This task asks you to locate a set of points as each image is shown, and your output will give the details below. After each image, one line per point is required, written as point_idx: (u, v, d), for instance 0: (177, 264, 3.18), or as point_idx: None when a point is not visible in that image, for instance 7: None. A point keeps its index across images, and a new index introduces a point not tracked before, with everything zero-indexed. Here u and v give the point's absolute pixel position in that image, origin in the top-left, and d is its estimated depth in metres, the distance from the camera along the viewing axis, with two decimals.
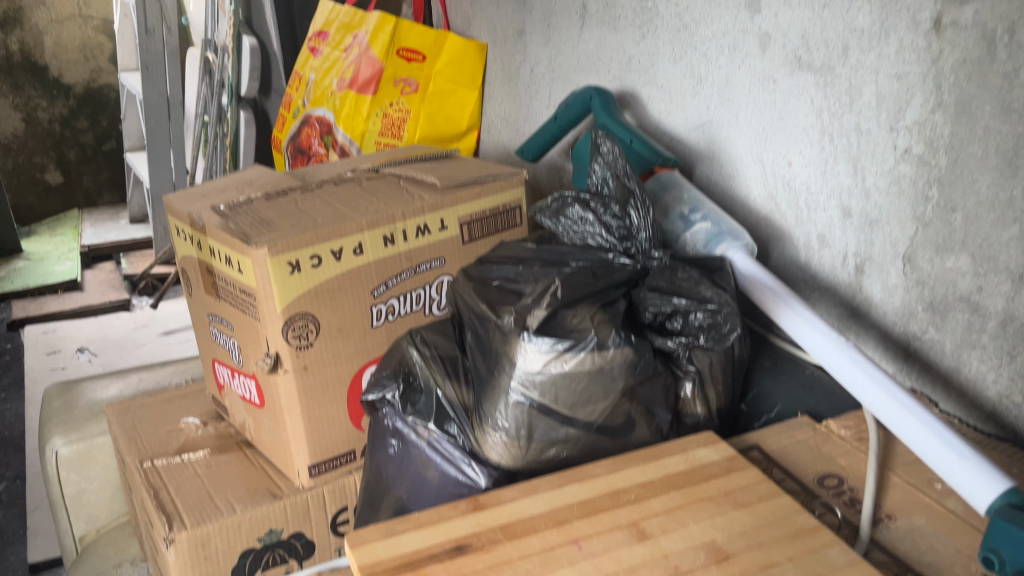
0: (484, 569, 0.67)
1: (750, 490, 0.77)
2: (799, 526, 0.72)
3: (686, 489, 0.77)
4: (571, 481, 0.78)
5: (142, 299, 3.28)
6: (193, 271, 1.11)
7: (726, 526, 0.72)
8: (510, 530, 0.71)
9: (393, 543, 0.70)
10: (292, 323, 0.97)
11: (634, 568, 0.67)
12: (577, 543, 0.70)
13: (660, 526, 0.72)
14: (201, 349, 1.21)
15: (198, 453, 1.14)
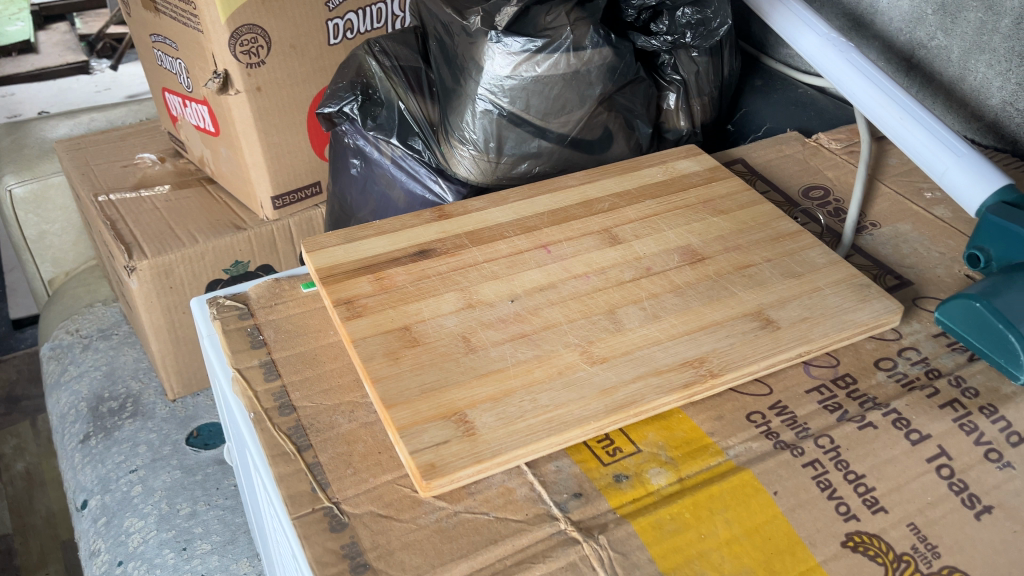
0: (448, 270, 0.64)
1: (731, 199, 0.72)
2: (780, 230, 0.68)
3: (664, 198, 0.72)
4: (543, 191, 0.73)
5: (100, 62, 2.97)
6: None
7: (702, 230, 0.68)
8: (477, 236, 0.68)
9: (354, 247, 0.66)
10: (239, 35, 0.88)
11: (605, 269, 0.64)
12: (546, 247, 0.66)
13: (634, 231, 0.68)
14: (149, 78, 1.11)
15: (156, 188, 1.08)
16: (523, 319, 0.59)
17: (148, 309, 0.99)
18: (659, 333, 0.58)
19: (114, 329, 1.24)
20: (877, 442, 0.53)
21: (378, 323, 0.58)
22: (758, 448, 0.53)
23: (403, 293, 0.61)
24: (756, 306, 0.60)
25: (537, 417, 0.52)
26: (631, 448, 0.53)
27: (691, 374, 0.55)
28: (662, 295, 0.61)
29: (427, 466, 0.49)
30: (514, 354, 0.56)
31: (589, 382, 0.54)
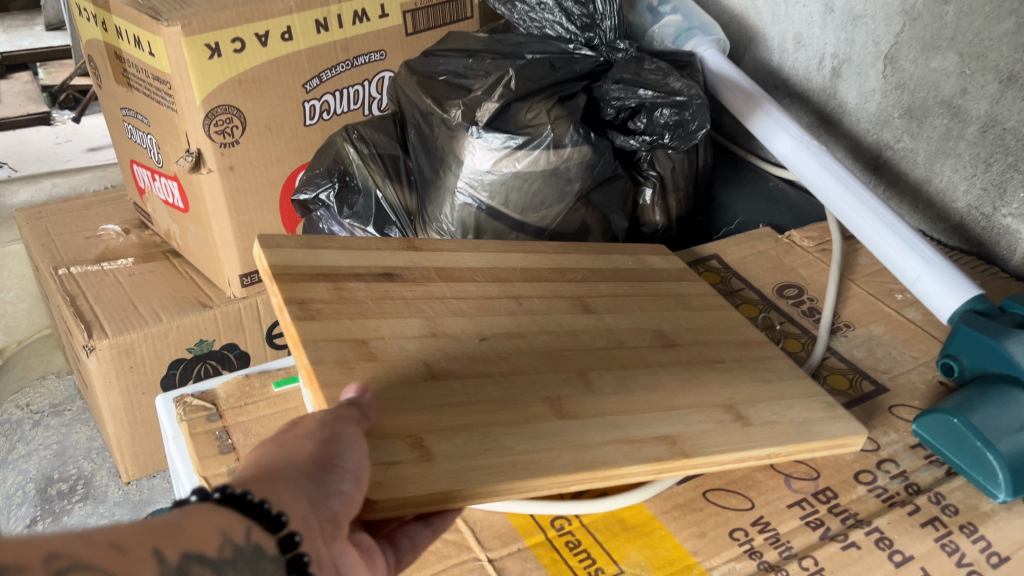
0: (412, 294, 0.56)
1: (708, 296, 0.70)
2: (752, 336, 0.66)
3: (635, 283, 0.69)
4: (516, 247, 0.68)
5: (63, 113, 2.93)
6: (100, 55, 0.98)
7: (671, 319, 0.65)
8: (446, 273, 0.61)
9: (308, 254, 0.57)
10: (214, 116, 0.87)
11: (577, 333, 0.59)
12: (517, 299, 0.61)
13: (606, 304, 0.64)
14: (117, 150, 1.09)
15: (120, 262, 1.05)
16: (491, 359, 0.53)
17: (105, 389, 0.97)
18: (635, 404, 0.53)
19: (67, 405, 1.22)
20: (860, 564, 0.52)
21: (331, 330, 0.50)
22: (741, 569, 0.52)
23: (362, 306, 0.53)
24: (726, 399, 0.56)
25: (500, 460, 0.45)
26: (612, 568, 0.52)
27: (665, 448, 0.50)
28: (633, 369, 0.56)
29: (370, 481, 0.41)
30: (481, 392, 0.49)
31: (566, 435, 0.48)
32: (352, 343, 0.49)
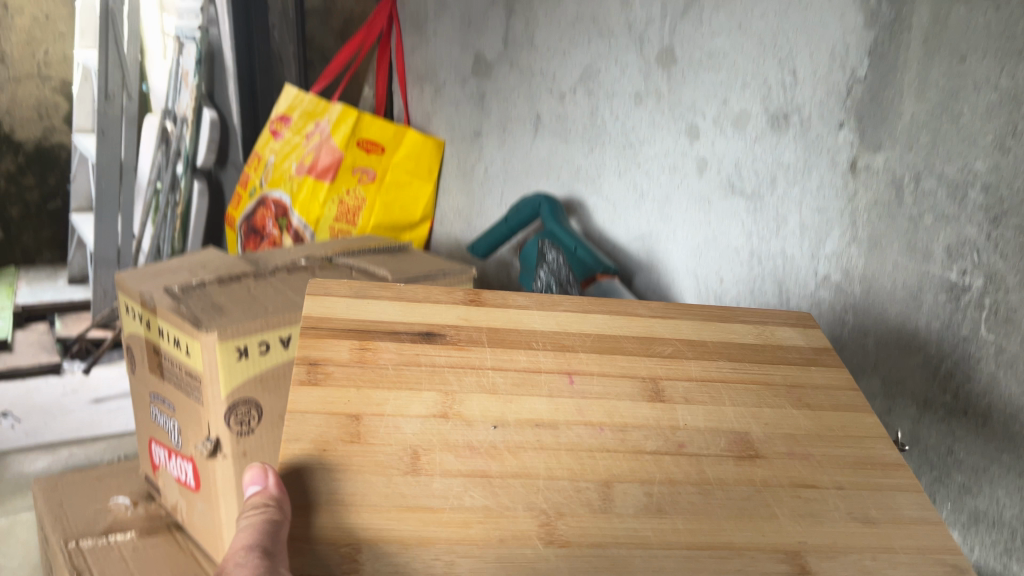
0: (430, 372, 0.67)
1: (823, 395, 0.73)
2: (872, 457, 0.67)
3: (739, 366, 0.74)
4: (601, 311, 0.78)
5: (74, 363, 3.02)
6: (140, 347, 1.12)
7: (759, 416, 0.69)
8: (501, 337, 0.72)
9: (351, 312, 0.72)
10: (236, 409, 0.99)
11: (625, 429, 0.65)
12: (569, 376, 0.69)
13: (682, 393, 0.70)
14: (137, 428, 1.20)
15: (124, 535, 1.13)
16: (496, 456, 0.61)
17: None
18: (652, 536, 0.57)
19: None
20: None
21: (330, 400, 0.62)
22: None
23: (381, 373, 0.66)
24: (794, 546, 0.58)
25: (434, 574, 0.53)
26: None
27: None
28: (679, 484, 0.62)
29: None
30: (465, 497, 0.57)
31: (533, 568, 0.54)
32: (345, 418, 0.61)
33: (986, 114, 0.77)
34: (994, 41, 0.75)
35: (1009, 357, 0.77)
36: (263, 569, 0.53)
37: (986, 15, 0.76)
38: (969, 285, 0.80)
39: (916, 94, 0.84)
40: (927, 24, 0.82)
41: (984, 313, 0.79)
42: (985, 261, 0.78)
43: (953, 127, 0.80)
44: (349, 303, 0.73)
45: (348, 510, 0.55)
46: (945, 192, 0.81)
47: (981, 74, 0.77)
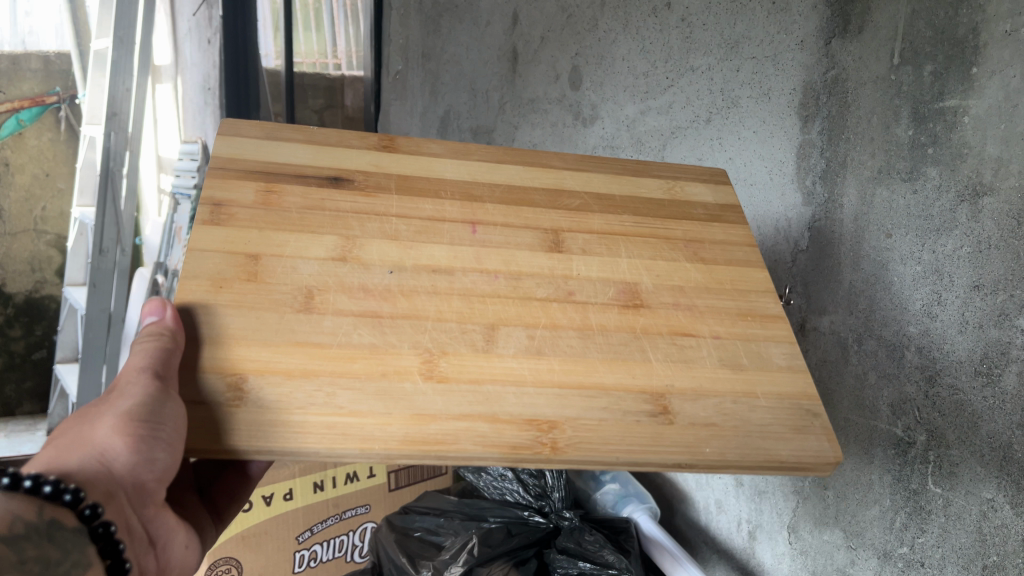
0: (333, 217, 0.67)
1: (720, 249, 0.76)
2: (756, 308, 0.70)
3: (646, 222, 0.77)
4: (516, 162, 0.81)
5: None
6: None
7: (655, 269, 0.72)
8: (409, 185, 0.73)
9: (260, 149, 0.72)
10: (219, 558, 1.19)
11: (519, 278, 0.66)
12: (473, 227, 0.70)
13: (581, 244, 0.72)
14: None
15: None
16: (390, 298, 0.61)
17: None
18: (528, 375, 0.58)
19: None
20: None
21: (233, 238, 0.62)
22: None
23: (284, 216, 0.65)
24: (660, 388, 0.61)
25: (315, 418, 0.52)
26: None
27: (529, 438, 0.55)
28: (562, 328, 0.63)
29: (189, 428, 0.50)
30: (352, 334, 0.57)
31: (411, 399, 0.55)
32: (245, 258, 0.61)
33: (913, 284, 0.85)
34: (913, 220, 0.85)
35: (954, 510, 0.82)
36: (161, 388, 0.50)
37: (905, 197, 0.85)
38: (913, 440, 0.86)
39: (852, 265, 0.93)
40: (856, 205, 0.92)
41: (929, 467, 0.85)
42: (926, 418, 0.85)
43: (886, 293, 0.89)
44: (260, 144, 0.73)
45: (229, 342, 0.55)
46: (885, 353, 0.90)
47: (906, 249, 0.86)
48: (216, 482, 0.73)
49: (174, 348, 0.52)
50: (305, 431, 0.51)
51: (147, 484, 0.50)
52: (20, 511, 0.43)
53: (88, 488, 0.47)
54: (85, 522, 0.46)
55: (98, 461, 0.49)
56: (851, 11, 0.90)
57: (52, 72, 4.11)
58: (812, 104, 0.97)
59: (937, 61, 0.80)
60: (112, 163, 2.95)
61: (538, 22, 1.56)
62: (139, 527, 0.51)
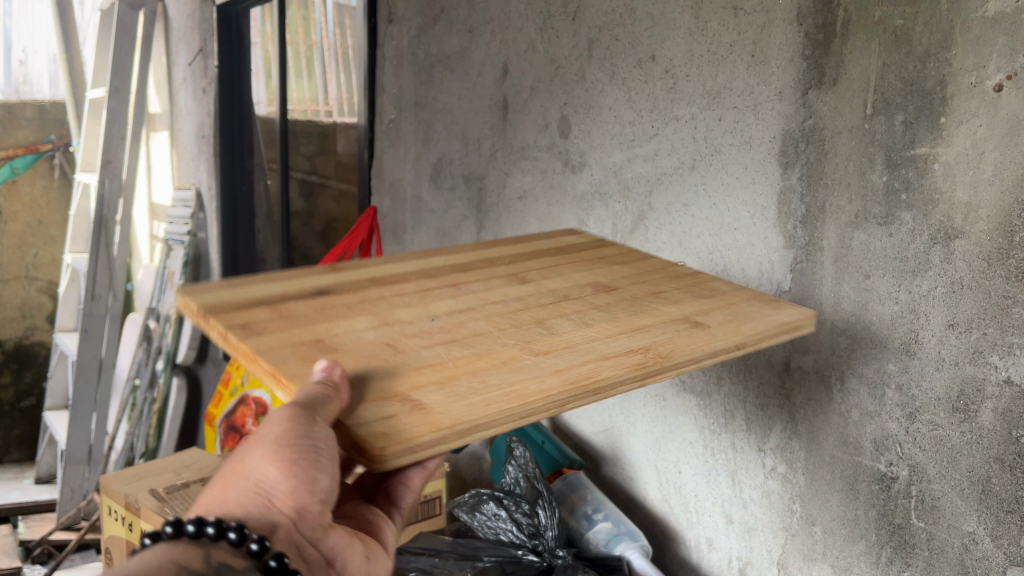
0: (355, 309, 0.70)
1: (628, 267, 0.92)
2: (674, 269, 0.93)
3: (562, 261, 0.93)
4: (433, 257, 0.90)
5: (35, 567, 2.76)
6: (118, 548, 1.36)
7: (602, 271, 0.90)
8: (378, 284, 0.79)
9: (223, 291, 0.73)
10: None
11: (525, 300, 0.75)
12: (455, 285, 0.79)
13: (543, 276, 0.85)
14: None
15: None
16: (452, 328, 0.66)
17: None
18: (595, 335, 0.67)
19: None
20: None
21: (279, 337, 0.61)
22: None
23: (303, 317, 0.67)
24: (679, 314, 0.75)
25: (489, 392, 0.54)
26: None
27: (644, 357, 0.62)
28: (588, 312, 0.73)
29: (382, 434, 0.47)
30: (452, 352, 0.61)
31: (549, 364, 0.59)
32: (306, 344, 0.60)
33: (891, 323, 0.88)
34: (891, 262, 0.88)
35: (938, 543, 0.85)
36: (307, 422, 0.48)
37: (881, 240, 0.89)
38: (896, 475, 0.89)
39: (833, 306, 0.96)
40: (835, 247, 0.96)
41: (912, 501, 0.87)
42: (907, 453, 0.87)
43: (866, 332, 0.92)
44: (227, 288, 0.73)
45: (361, 381, 0.54)
46: (867, 391, 0.92)
47: (883, 289, 0.89)
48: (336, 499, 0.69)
49: (340, 394, 0.50)
50: (482, 405, 0.52)
51: (310, 509, 0.52)
52: (185, 559, 0.45)
53: (251, 524, 0.49)
54: (255, 559, 0.48)
55: (255, 494, 0.50)
56: (825, 63, 0.95)
57: (47, 120, 4.13)
58: (791, 151, 1.01)
59: (908, 112, 0.85)
60: (105, 210, 2.98)
61: (528, 73, 1.62)
62: (317, 549, 0.53)
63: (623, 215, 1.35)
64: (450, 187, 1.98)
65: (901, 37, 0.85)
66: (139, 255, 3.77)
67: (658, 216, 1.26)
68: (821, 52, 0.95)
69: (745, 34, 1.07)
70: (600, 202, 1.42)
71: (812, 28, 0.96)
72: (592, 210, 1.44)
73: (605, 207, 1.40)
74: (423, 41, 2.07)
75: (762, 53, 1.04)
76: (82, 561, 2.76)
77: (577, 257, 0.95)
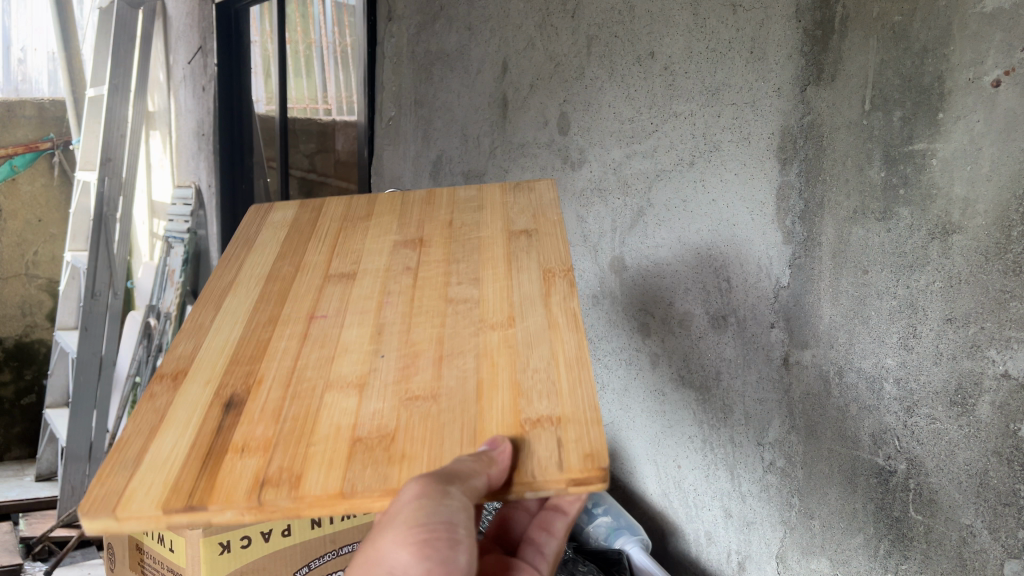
0: (308, 386, 0.68)
1: (232, 276, 0.87)
2: (328, 234, 0.93)
3: (229, 279, 0.87)
4: (209, 309, 0.82)
5: (36, 563, 2.75)
6: (121, 544, 1.37)
7: (389, 229, 0.92)
8: (241, 357, 0.73)
9: (149, 471, 0.60)
10: None
11: (391, 286, 0.81)
12: (328, 302, 0.80)
13: (365, 243, 0.89)
14: None
15: None
16: (409, 343, 0.71)
17: None
18: (483, 289, 0.77)
19: None
20: None
21: (326, 463, 0.58)
22: None
23: (281, 434, 0.62)
24: (461, 206, 0.95)
25: (540, 364, 0.66)
26: None
27: (521, 236, 0.86)
28: (449, 268, 0.82)
29: (586, 456, 0.56)
30: (456, 376, 0.66)
31: (529, 327, 0.71)
32: (351, 459, 0.59)
33: (890, 318, 0.89)
34: (889, 257, 0.88)
35: (936, 536, 0.85)
36: (443, 494, 0.50)
37: (879, 235, 0.90)
38: (894, 469, 0.90)
39: (832, 300, 0.97)
40: (834, 242, 0.96)
41: (910, 495, 0.88)
42: (905, 447, 0.88)
43: (865, 327, 0.92)
44: (144, 461, 0.62)
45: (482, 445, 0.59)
46: (865, 385, 0.93)
47: (881, 284, 0.89)
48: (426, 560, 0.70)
49: (493, 468, 0.54)
50: (550, 367, 0.66)
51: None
52: None
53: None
54: None
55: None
56: (824, 59, 0.95)
57: (46, 118, 4.14)
58: (790, 147, 1.01)
59: (906, 108, 0.85)
60: (105, 208, 2.99)
61: (527, 70, 1.62)
62: None
63: (622, 212, 1.35)
64: (450, 184, 1.99)
65: (898, 34, 0.85)
66: (138, 253, 3.78)
67: (657, 212, 1.27)
68: (819, 49, 0.96)
69: (743, 31, 1.07)
70: (599, 199, 1.42)
71: (810, 24, 0.97)
72: (591, 206, 1.45)
73: (604, 204, 1.41)
74: (422, 38, 2.07)
75: (760, 50, 1.05)
76: (82, 559, 2.77)
77: (304, 232, 0.94)
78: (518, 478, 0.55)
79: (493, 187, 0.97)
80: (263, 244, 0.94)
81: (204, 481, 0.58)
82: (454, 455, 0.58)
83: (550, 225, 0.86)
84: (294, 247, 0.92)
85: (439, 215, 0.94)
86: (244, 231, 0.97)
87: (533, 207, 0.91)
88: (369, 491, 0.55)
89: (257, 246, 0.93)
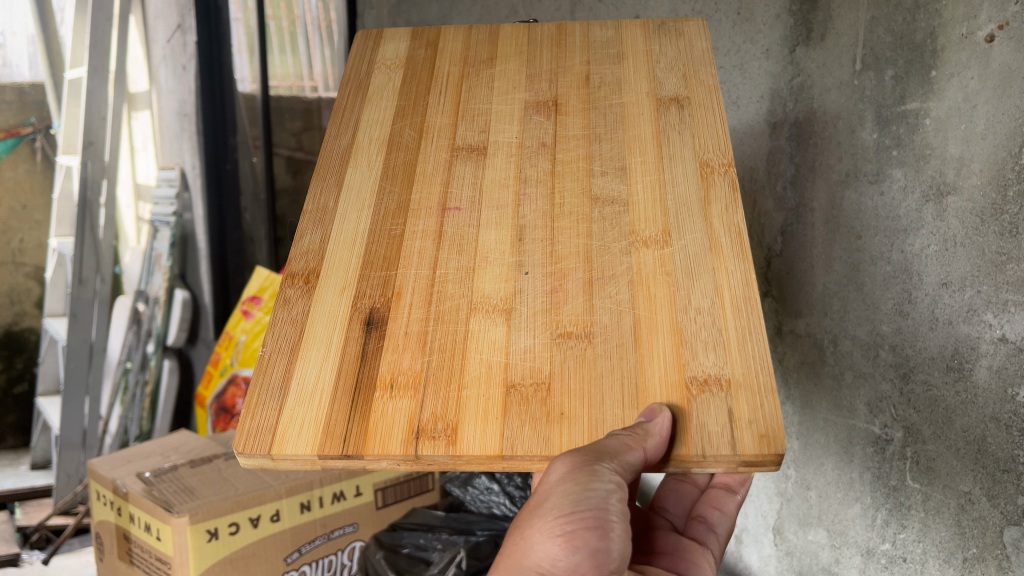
0: (452, 306, 0.70)
1: (351, 132, 0.85)
2: (439, 78, 0.89)
3: (345, 140, 0.85)
4: (328, 181, 0.81)
5: (32, 553, 2.70)
6: (109, 534, 1.35)
7: (518, 79, 0.87)
8: (378, 258, 0.74)
9: (298, 403, 0.66)
10: None
11: (527, 170, 0.79)
12: (454, 179, 0.79)
13: (488, 96, 0.86)
14: None
15: None
16: (555, 259, 0.72)
17: None
18: (641, 185, 0.76)
19: None
20: None
21: (487, 418, 0.63)
22: None
23: (434, 372, 0.66)
24: (607, 52, 0.89)
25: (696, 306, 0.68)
26: None
27: (673, 113, 0.81)
28: (591, 146, 0.80)
29: (762, 437, 0.60)
30: (620, 307, 0.68)
31: (687, 250, 0.71)
32: (512, 412, 0.63)
33: (884, 283, 0.87)
34: (881, 222, 0.86)
35: (934, 503, 0.83)
36: (593, 474, 0.57)
37: (873, 198, 0.87)
38: (891, 437, 0.88)
39: (825, 267, 0.95)
40: (826, 208, 0.94)
41: (907, 463, 0.86)
42: (902, 415, 0.86)
43: (859, 294, 0.90)
44: (292, 398, 0.66)
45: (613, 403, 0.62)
46: (861, 352, 0.91)
47: (876, 250, 0.87)
48: (684, 501, 0.92)
49: (648, 442, 0.58)
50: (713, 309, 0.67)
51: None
52: None
53: None
54: None
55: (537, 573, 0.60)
56: (813, 18, 0.92)
57: (26, 103, 4.03)
58: (780, 110, 0.99)
59: (898, 66, 0.82)
60: (89, 192, 2.93)
61: None
62: None
63: None
64: None
65: None
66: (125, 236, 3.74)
67: None
68: (808, 8, 0.93)
69: None
70: None
71: None
72: None
73: None
74: (403, 10, 2.01)
75: (747, 11, 1.02)
76: (79, 546, 2.74)
77: (420, 79, 0.89)
78: (677, 454, 0.60)
79: (633, 27, 0.91)
80: (377, 90, 0.89)
81: (356, 427, 0.64)
82: (609, 429, 0.62)
83: (704, 92, 0.82)
84: (398, 93, 0.88)
85: (574, 65, 0.88)
86: (354, 69, 0.92)
87: (682, 60, 0.86)
88: (530, 454, 0.61)
89: (372, 95, 0.89)
